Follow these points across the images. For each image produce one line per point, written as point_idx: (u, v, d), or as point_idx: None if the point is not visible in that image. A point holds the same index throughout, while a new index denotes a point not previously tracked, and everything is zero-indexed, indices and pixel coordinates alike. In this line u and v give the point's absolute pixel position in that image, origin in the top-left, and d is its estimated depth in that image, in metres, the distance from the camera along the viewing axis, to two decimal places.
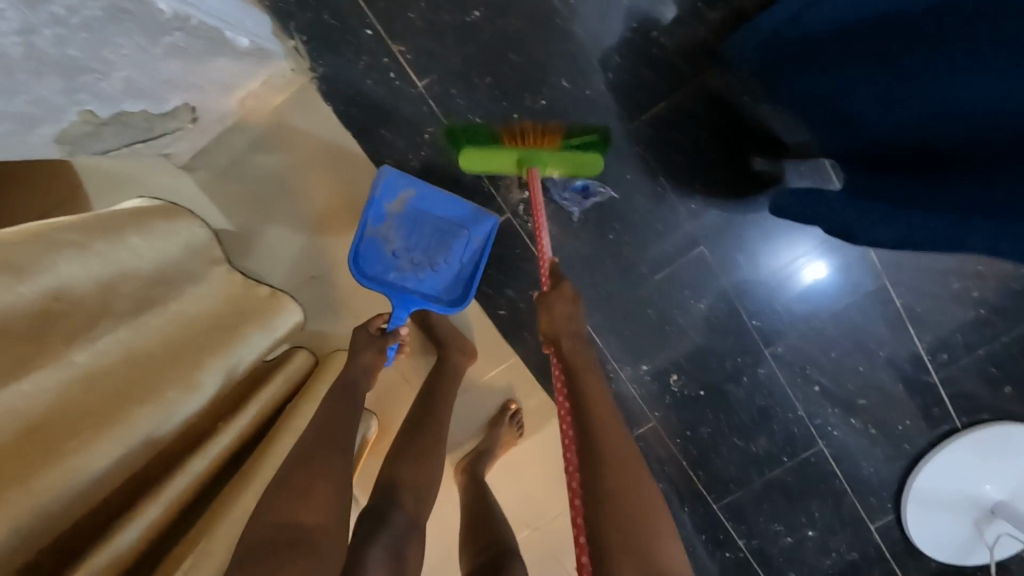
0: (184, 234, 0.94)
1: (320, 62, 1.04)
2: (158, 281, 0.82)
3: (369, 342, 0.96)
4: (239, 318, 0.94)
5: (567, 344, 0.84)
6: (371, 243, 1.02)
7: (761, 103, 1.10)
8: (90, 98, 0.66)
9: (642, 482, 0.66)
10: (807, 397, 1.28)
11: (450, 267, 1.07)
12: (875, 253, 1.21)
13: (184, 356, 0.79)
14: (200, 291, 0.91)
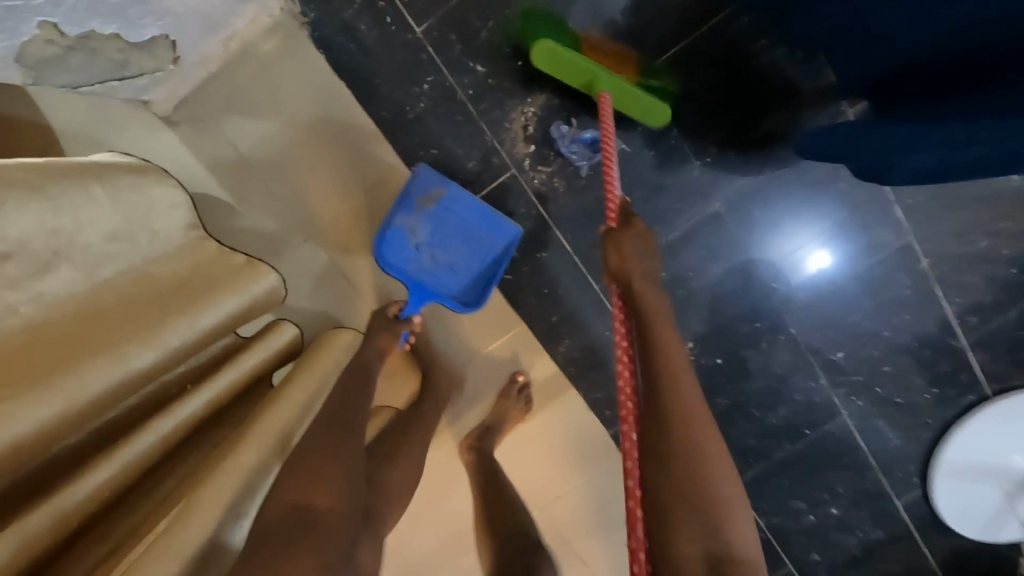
0: (161, 200, 0.79)
1: (310, 6, 0.98)
2: (119, 237, 0.68)
3: (387, 327, 0.95)
4: (213, 281, 0.80)
5: (636, 287, 0.77)
6: (396, 231, 1.00)
7: (775, 48, 1.03)
8: (53, 9, 0.59)
9: (711, 439, 0.60)
10: (829, 365, 1.21)
11: (468, 270, 1.02)
12: (900, 207, 1.14)
13: (140, 312, 0.66)
14: (165, 257, 0.76)
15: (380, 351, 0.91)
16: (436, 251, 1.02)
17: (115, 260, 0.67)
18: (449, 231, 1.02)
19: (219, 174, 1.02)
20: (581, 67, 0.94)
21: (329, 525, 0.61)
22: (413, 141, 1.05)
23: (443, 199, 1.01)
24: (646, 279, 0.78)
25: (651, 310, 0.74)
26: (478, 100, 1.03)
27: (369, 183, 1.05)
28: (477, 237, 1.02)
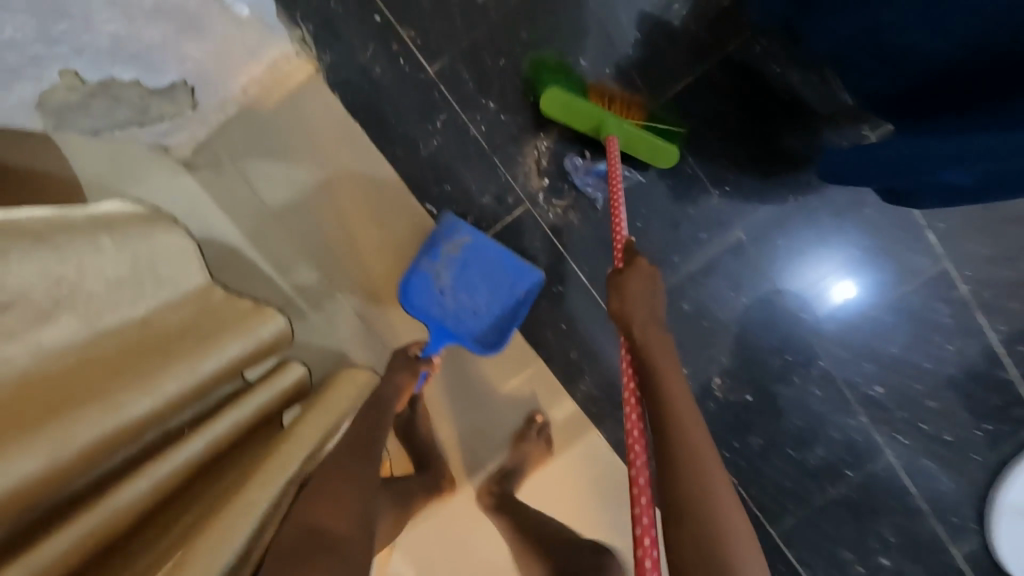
0: (167, 247, 0.79)
1: (327, 50, 1.00)
2: (125, 283, 0.68)
3: (407, 365, 0.95)
4: (218, 325, 0.78)
5: (636, 332, 0.74)
6: (420, 278, 0.99)
7: (790, 72, 1.03)
8: (74, 56, 0.60)
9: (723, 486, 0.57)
10: (868, 399, 1.14)
11: (491, 314, 1.01)
12: (932, 232, 1.09)
13: (138, 357, 0.64)
14: (171, 303, 0.76)
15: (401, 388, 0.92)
16: (460, 295, 1.00)
17: (118, 307, 0.66)
18: (473, 277, 1.00)
19: (236, 216, 1.03)
20: (591, 112, 0.95)
21: (348, 550, 0.60)
22: (427, 177, 1.04)
23: (469, 247, 1.00)
24: (648, 319, 0.76)
25: (654, 352, 0.71)
26: (491, 135, 1.03)
27: (383, 220, 1.05)
28: (500, 282, 1.01)
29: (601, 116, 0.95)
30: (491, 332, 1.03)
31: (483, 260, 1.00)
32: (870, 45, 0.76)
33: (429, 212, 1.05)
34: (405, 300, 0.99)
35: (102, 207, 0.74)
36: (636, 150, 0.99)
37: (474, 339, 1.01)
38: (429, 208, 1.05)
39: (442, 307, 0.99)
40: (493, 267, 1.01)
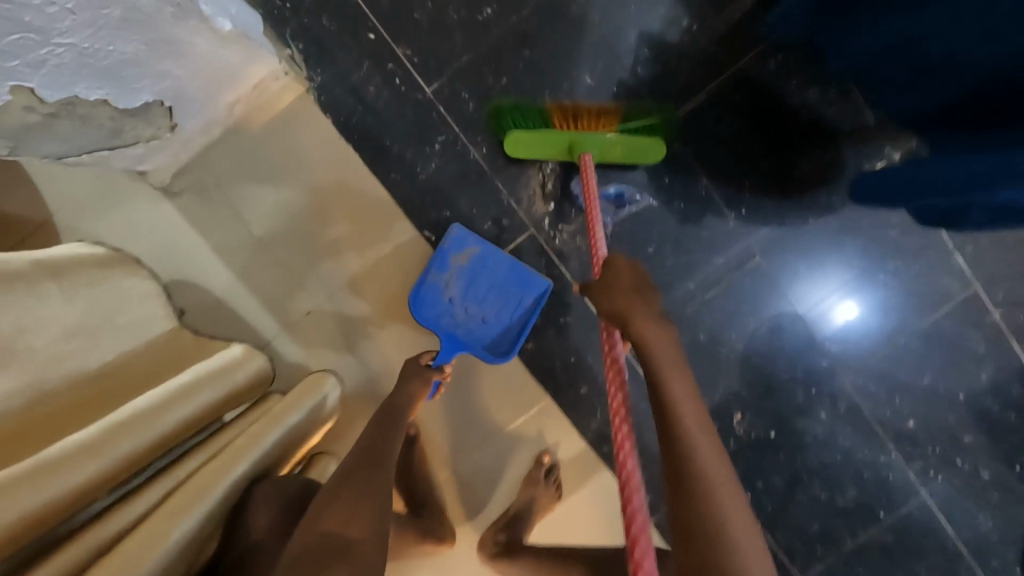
0: (123, 295, 0.72)
1: (318, 70, 0.94)
2: (76, 335, 0.60)
3: (417, 373, 0.85)
4: (179, 372, 0.69)
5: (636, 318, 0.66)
6: (430, 287, 0.93)
7: (807, 89, 0.97)
8: (30, 71, 0.53)
9: (730, 491, 0.52)
10: (900, 434, 1.06)
11: (502, 323, 0.93)
12: (961, 254, 1.02)
13: (82, 417, 0.56)
14: (129, 353, 0.67)
15: (414, 397, 0.83)
16: (471, 306, 0.92)
17: (66, 362, 0.58)
18: (482, 287, 0.93)
19: (221, 245, 0.96)
20: (558, 139, 0.90)
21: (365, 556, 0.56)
22: (425, 202, 0.98)
23: (479, 257, 0.94)
24: (648, 312, 0.67)
25: (658, 349, 0.63)
26: (493, 158, 0.97)
27: (378, 248, 0.98)
28: (510, 291, 0.93)
29: (571, 137, 0.89)
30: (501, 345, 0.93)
31: (493, 269, 0.94)
32: (906, 61, 0.71)
33: (427, 240, 0.98)
34: (415, 310, 0.91)
35: (54, 254, 0.68)
36: (619, 156, 0.92)
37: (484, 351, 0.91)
38: (427, 235, 0.98)
39: (451, 318, 0.92)
40: (503, 276, 0.94)
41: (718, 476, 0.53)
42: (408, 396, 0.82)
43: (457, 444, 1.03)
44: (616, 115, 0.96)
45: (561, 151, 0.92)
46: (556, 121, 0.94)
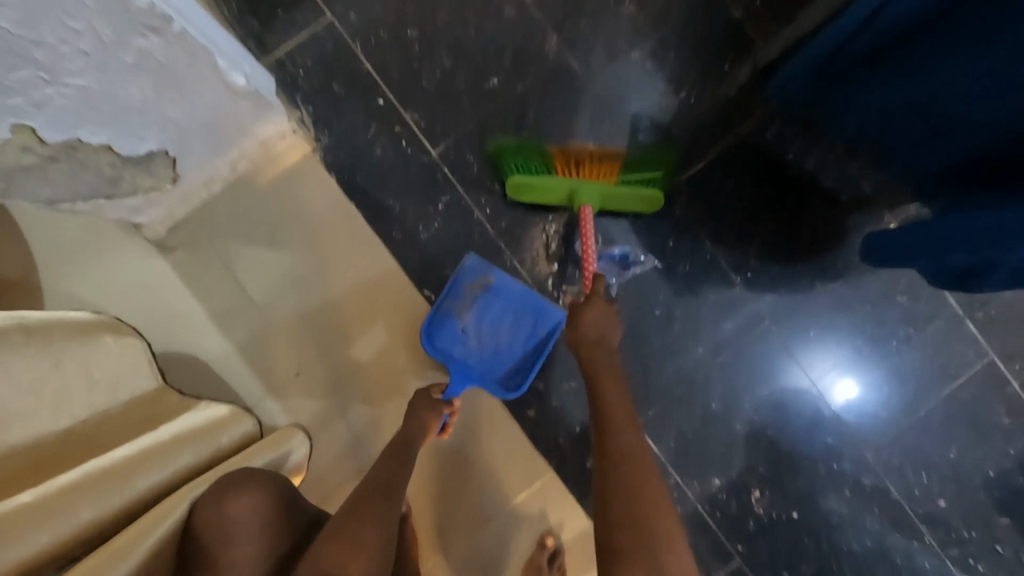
0: (107, 350, 0.64)
1: (325, 131, 0.95)
2: (41, 391, 0.53)
3: (431, 407, 0.81)
4: (160, 429, 0.62)
5: (583, 349, 0.73)
6: (442, 314, 0.86)
7: (804, 158, 0.99)
8: (32, 109, 0.52)
9: (664, 507, 0.58)
10: (932, 515, 0.99)
11: (514, 354, 0.86)
12: (972, 322, 0.99)
13: (45, 476, 0.49)
14: (104, 413, 0.60)
15: (426, 427, 0.79)
16: (484, 336, 0.86)
17: (26, 419, 0.51)
18: (497, 316, 0.86)
19: (213, 304, 0.92)
20: (559, 188, 0.89)
21: None
22: (426, 261, 0.96)
23: (495, 285, 0.86)
24: (604, 349, 0.73)
25: (605, 383, 0.70)
26: (496, 218, 0.97)
27: (377, 309, 0.95)
28: (524, 323, 0.86)
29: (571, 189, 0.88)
30: (514, 376, 0.87)
31: (509, 298, 0.85)
32: (914, 126, 0.73)
33: (426, 298, 0.96)
34: (426, 339, 0.86)
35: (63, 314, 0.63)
36: (615, 203, 0.92)
37: (495, 384, 0.85)
38: (428, 294, 0.95)
39: (463, 348, 0.86)
40: (520, 305, 0.85)
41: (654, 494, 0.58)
42: (418, 430, 0.78)
43: (450, 517, 0.93)
44: (618, 159, 0.94)
45: (561, 199, 0.91)
46: (557, 165, 0.92)
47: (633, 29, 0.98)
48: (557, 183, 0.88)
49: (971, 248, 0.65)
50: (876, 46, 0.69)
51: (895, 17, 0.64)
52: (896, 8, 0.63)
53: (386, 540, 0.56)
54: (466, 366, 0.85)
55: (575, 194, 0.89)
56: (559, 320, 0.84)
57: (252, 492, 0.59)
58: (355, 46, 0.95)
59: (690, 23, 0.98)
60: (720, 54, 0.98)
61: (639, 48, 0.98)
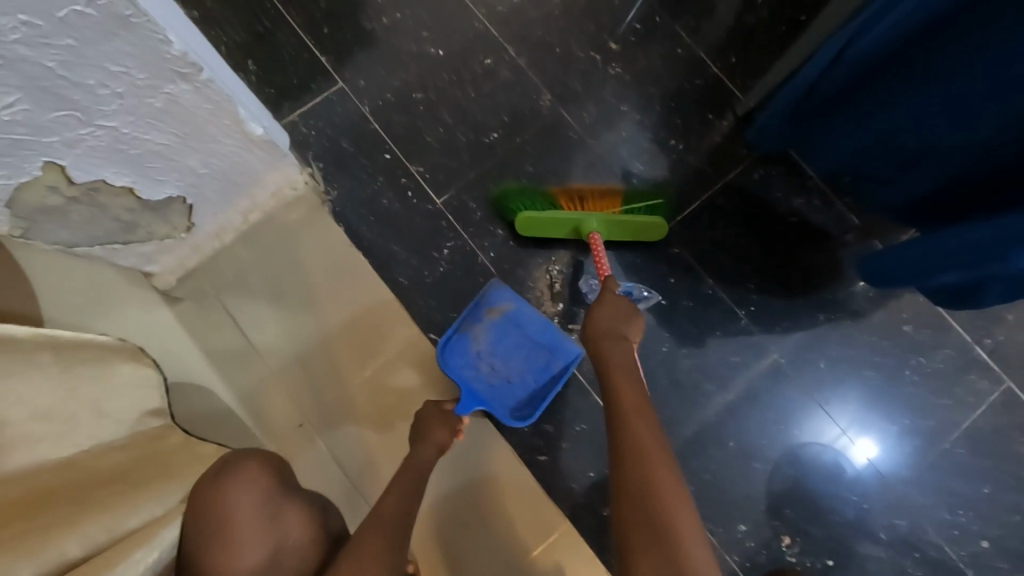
0: (121, 380, 0.63)
1: (334, 185, 1.00)
2: (52, 413, 0.55)
3: (442, 420, 0.81)
4: (163, 468, 0.60)
5: (592, 342, 0.71)
6: (459, 336, 0.87)
7: (793, 196, 1.03)
8: (64, 149, 0.56)
9: (688, 524, 0.54)
10: (975, 558, 0.94)
11: (526, 386, 0.87)
12: (981, 349, 0.99)
13: (40, 507, 0.49)
14: (106, 443, 0.59)
15: (439, 447, 0.79)
16: (497, 362, 0.87)
17: (30, 442, 0.52)
18: (512, 344, 0.87)
19: (217, 353, 0.92)
20: (565, 222, 0.93)
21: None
22: (431, 305, 0.97)
23: (513, 313, 0.87)
24: (614, 339, 0.71)
25: (616, 373, 0.67)
26: (499, 261, 0.99)
27: (382, 356, 0.95)
28: (538, 354, 0.87)
29: (576, 220, 0.92)
30: (523, 407, 0.87)
31: (526, 328, 0.87)
32: (889, 156, 0.77)
33: (431, 341, 0.96)
34: (442, 360, 0.86)
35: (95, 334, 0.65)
36: (618, 236, 0.96)
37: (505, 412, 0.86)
38: (433, 337, 0.96)
39: (476, 373, 0.86)
40: (535, 336, 0.87)
41: (679, 510, 0.55)
42: (433, 451, 0.78)
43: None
44: (616, 196, 1.01)
45: (567, 233, 0.95)
46: (561, 203, 1.00)
47: (620, 86, 1.05)
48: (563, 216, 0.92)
49: (957, 264, 0.67)
50: (844, 86, 0.74)
51: (857, 56, 0.69)
52: (858, 45, 0.68)
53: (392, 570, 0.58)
54: (481, 390, 0.85)
55: (581, 225, 0.93)
56: (572, 355, 0.86)
57: (246, 470, 0.60)
58: (363, 108, 1.03)
59: (672, 79, 1.06)
60: (703, 105, 1.05)
61: (627, 102, 1.05)
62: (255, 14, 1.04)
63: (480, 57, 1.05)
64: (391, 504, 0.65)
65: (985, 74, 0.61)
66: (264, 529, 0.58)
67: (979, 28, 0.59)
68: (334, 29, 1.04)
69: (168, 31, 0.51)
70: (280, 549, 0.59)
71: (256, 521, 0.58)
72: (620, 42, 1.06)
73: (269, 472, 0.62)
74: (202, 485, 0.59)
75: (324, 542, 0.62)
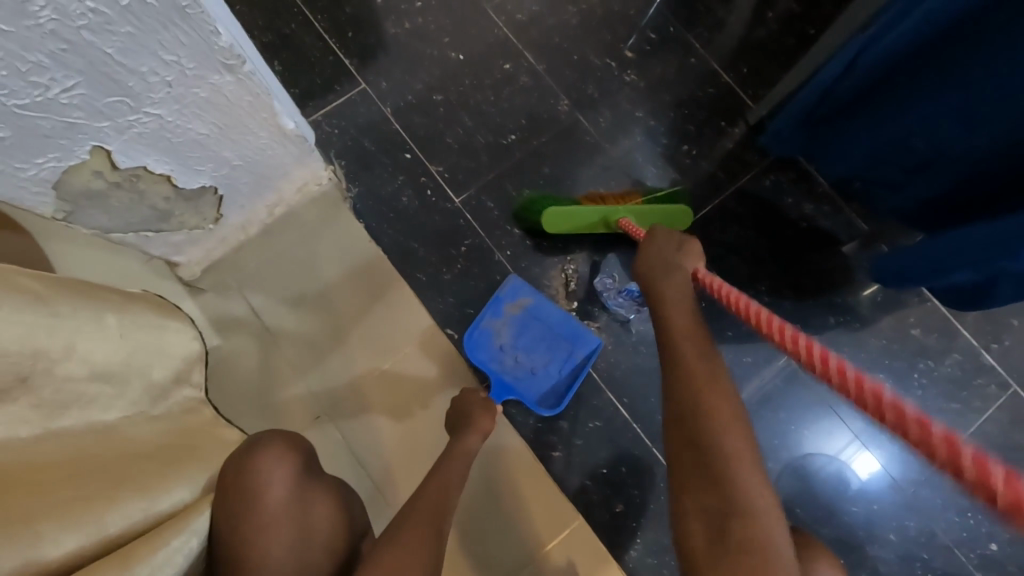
0: (171, 347, 0.69)
1: (355, 183, 1.02)
2: (108, 377, 0.58)
3: (485, 409, 0.81)
4: (190, 454, 0.64)
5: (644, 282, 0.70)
6: (483, 331, 0.94)
7: (803, 202, 1.06)
8: (111, 135, 0.59)
9: (748, 463, 0.51)
10: (983, 560, 0.95)
11: (549, 376, 0.94)
12: (988, 354, 1.00)
13: (84, 479, 0.50)
14: (147, 414, 0.64)
15: (484, 434, 0.78)
16: (520, 354, 0.94)
17: (82, 403, 0.55)
18: (533, 337, 0.95)
19: (236, 343, 0.94)
20: (593, 215, 0.96)
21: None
22: (448, 302, 0.99)
23: (532, 307, 0.95)
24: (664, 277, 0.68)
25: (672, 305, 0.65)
26: (515, 260, 1.01)
27: (399, 351, 0.97)
28: (558, 345, 0.95)
29: (604, 211, 0.95)
30: (549, 395, 0.94)
31: (545, 321, 0.95)
32: (900, 160, 0.79)
33: (449, 337, 0.98)
34: (469, 352, 0.93)
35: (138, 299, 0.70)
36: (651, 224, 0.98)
37: (533, 399, 0.93)
38: (450, 333, 0.98)
39: (501, 364, 0.93)
40: (554, 328, 0.95)
41: (740, 449, 0.52)
42: (479, 437, 0.77)
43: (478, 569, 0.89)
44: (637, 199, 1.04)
45: (597, 226, 0.98)
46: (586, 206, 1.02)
47: (634, 93, 1.09)
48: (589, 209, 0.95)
49: (971, 261, 0.69)
50: (857, 91, 0.77)
51: (869, 63, 0.72)
52: (873, 51, 0.70)
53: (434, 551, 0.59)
54: (507, 377, 0.93)
55: (610, 215, 0.95)
56: (591, 343, 0.94)
57: (271, 448, 0.63)
58: (385, 109, 1.05)
59: (685, 88, 1.09)
60: (715, 112, 1.08)
61: (642, 108, 1.08)
62: (281, 17, 1.07)
63: (499, 63, 1.08)
64: (429, 496, 0.65)
65: (990, 81, 0.64)
66: (293, 504, 0.62)
67: (985, 37, 0.62)
68: (357, 32, 1.08)
69: (218, 24, 0.54)
70: (308, 525, 0.62)
71: (285, 495, 0.62)
72: (634, 51, 1.10)
73: (295, 450, 0.65)
74: (231, 463, 0.63)
75: (348, 527, 0.66)
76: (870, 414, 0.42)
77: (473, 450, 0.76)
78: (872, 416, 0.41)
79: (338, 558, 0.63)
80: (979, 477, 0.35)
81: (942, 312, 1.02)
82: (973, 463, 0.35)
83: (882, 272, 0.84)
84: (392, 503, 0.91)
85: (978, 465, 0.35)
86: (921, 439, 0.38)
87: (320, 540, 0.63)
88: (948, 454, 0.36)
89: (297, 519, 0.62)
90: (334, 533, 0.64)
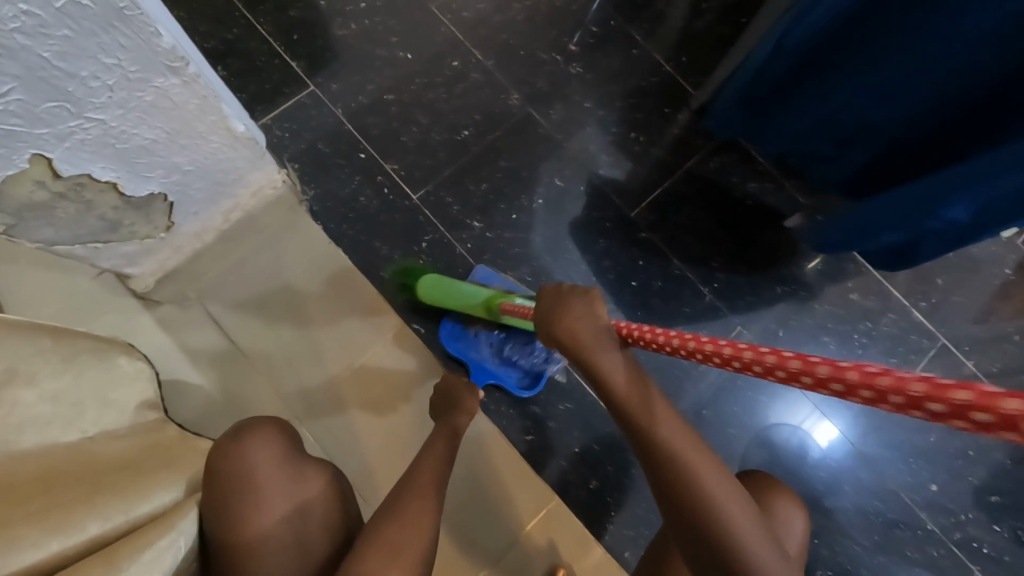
0: (118, 374, 0.67)
1: (311, 186, 1.02)
2: (61, 400, 0.58)
3: (468, 390, 0.82)
4: (165, 463, 0.63)
5: (571, 347, 0.57)
6: (457, 321, 0.98)
7: (746, 180, 1.12)
8: (53, 142, 0.57)
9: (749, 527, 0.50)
10: (929, 501, 1.03)
11: (527, 358, 0.98)
12: (919, 312, 1.09)
13: (55, 489, 0.50)
14: (110, 432, 0.63)
15: (470, 413, 0.79)
16: (495, 340, 0.98)
17: (39, 426, 0.55)
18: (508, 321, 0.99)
19: (198, 352, 0.92)
20: (476, 295, 0.93)
21: (411, 551, 0.58)
22: (415, 298, 1.00)
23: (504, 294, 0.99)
24: (596, 340, 0.56)
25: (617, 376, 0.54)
26: (478, 253, 1.04)
27: (368, 350, 0.97)
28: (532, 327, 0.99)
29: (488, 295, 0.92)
30: (529, 375, 0.98)
31: None
32: (831, 134, 0.85)
33: (417, 332, 0.99)
34: (446, 342, 0.97)
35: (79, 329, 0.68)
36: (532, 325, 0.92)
37: (514, 380, 0.97)
38: (418, 327, 0.99)
39: (479, 351, 0.98)
40: None
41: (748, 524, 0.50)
42: (465, 416, 0.78)
43: (461, 556, 0.90)
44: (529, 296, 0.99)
45: (481, 309, 0.93)
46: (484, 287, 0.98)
47: (582, 85, 1.12)
48: (475, 289, 0.93)
49: (896, 222, 0.75)
50: (789, 70, 0.81)
51: (797, 43, 0.75)
52: (795, 35, 0.75)
53: (427, 524, 0.61)
54: (493, 364, 0.97)
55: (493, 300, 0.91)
56: None
57: (258, 430, 0.64)
58: (337, 111, 1.05)
59: (630, 78, 1.13)
60: (660, 100, 1.13)
61: (590, 99, 1.12)
62: (223, 21, 1.05)
63: (448, 60, 1.10)
64: (419, 471, 0.67)
65: (900, 57, 0.69)
66: (288, 484, 0.63)
67: (895, 16, 0.67)
68: (303, 35, 1.07)
69: (159, 24, 0.54)
70: (303, 505, 0.63)
71: (278, 475, 0.63)
72: (579, 45, 1.13)
73: (281, 432, 0.66)
74: (220, 448, 0.63)
75: (342, 506, 0.66)
76: (830, 386, 0.36)
77: (462, 428, 0.77)
78: (808, 379, 0.37)
79: (336, 539, 0.64)
80: (972, 404, 0.28)
81: (877, 276, 1.10)
82: (923, 384, 0.30)
83: (822, 242, 0.89)
84: (372, 502, 0.92)
85: (929, 383, 0.30)
86: (861, 382, 0.33)
87: (317, 519, 0.64)
88: (926, 390, 0.30)
89: (293, 495, 0.63)
90: (330, 509, 0.65)
